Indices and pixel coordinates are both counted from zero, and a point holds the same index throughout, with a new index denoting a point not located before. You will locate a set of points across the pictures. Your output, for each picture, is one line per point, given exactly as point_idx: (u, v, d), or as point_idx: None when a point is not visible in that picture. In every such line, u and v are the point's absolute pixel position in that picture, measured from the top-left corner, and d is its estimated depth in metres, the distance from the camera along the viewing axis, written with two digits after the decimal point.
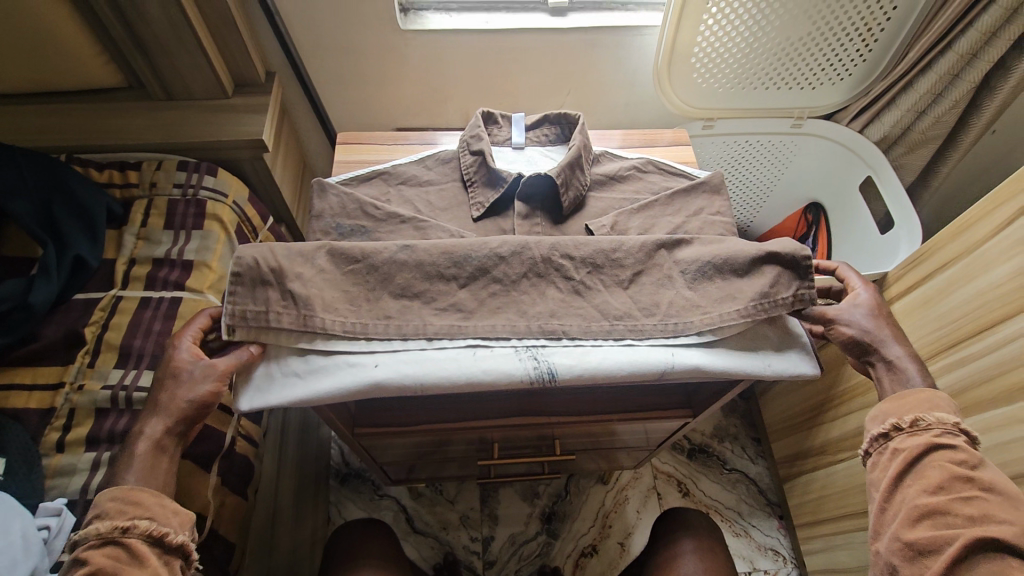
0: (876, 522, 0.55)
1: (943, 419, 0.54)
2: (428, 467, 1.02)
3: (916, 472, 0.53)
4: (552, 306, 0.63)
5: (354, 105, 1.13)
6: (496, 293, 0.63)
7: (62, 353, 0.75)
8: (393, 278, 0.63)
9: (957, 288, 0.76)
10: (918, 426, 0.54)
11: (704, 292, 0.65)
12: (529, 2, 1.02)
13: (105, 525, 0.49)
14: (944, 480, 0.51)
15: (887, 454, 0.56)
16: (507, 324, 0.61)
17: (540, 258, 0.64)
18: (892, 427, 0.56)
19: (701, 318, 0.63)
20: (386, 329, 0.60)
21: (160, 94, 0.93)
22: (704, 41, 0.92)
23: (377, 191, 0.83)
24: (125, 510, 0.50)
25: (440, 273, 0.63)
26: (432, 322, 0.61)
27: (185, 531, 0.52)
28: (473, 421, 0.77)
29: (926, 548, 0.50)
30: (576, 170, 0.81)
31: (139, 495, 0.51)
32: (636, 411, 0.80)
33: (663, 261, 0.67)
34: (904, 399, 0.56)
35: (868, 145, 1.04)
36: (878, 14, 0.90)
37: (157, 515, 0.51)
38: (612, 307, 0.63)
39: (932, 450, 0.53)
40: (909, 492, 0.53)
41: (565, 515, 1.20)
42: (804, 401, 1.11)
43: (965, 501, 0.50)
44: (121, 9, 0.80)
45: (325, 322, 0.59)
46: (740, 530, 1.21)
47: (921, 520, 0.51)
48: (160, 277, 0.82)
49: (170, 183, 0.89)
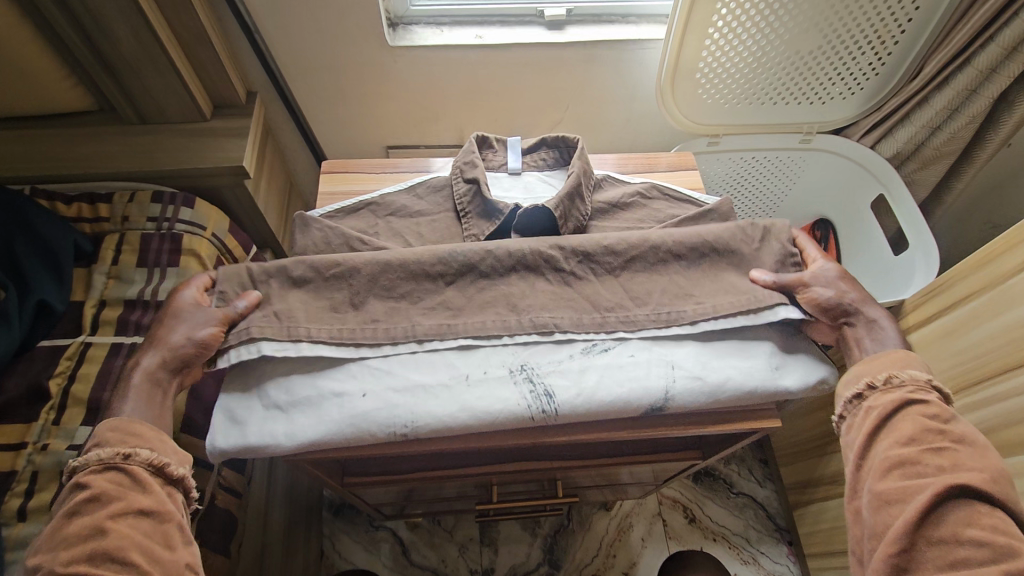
0: (853, 482, 0.50)
1: (917, 375, 0.51)
2: (423, 505, 0.98)
3: (889, 428, 0.49)
4: (542, 300, 0.60)
5: (342, 125, 1.08)
6: (484, 288, 0.61)
7: (24, 409, 0.69)
8: (377, 279, 0.60)
9: (982, 320, 0.71)
10: (892, 382, 0.51)
11: (697, 280, 0.62)
12: (526, 16, 0.97)
13: (106, 450, 0.47)
14: (915, 432, 0.47)
15: (861, 414, 0.52)
16: (498, 321, 0.58)
17: (530, 250, 0.62)
18: (867, 386, 0.52)
19: (694, 306, 0.60)
20: (374, 333, 0.57)
21: (133, 117, 0.88)
22: (710, 56, 0.87)
23: (363, 222, 0.78)
24: (125, 439, 0.48)
25: (426, 272, 0.61)
26: (421, 322, 0.58)
27: (185, 466, 0.50)
28: (471, 468, 0.72)
29: (894, 497, 0.45)
30: (576, 200, 0.77)
31: (140, 427, 0.50)
32: (643, 454, 0.75)
33: (659, 239, 0.63)
34: (877, 360, 0.54)
35: (880, 161, 0.99)
36: (892, 26, 0.85)
37: (158, 447, 0.49)
38: (604, 298, 0.60)
39: (906, 405, 0.49)
40: (882, 445, 0.49)
41: (568, 546, 1.15)
42: (812, 428, 1.06)
43: (936, 452, 0.46)
44: (86, 29, 0.75)
45: (310, 331, 0.57)
46: (747, 557, 1.16)
47: (892, 471, 0.46)
48: (133, 320, 0.77)
49: (144, 216, 0.84)
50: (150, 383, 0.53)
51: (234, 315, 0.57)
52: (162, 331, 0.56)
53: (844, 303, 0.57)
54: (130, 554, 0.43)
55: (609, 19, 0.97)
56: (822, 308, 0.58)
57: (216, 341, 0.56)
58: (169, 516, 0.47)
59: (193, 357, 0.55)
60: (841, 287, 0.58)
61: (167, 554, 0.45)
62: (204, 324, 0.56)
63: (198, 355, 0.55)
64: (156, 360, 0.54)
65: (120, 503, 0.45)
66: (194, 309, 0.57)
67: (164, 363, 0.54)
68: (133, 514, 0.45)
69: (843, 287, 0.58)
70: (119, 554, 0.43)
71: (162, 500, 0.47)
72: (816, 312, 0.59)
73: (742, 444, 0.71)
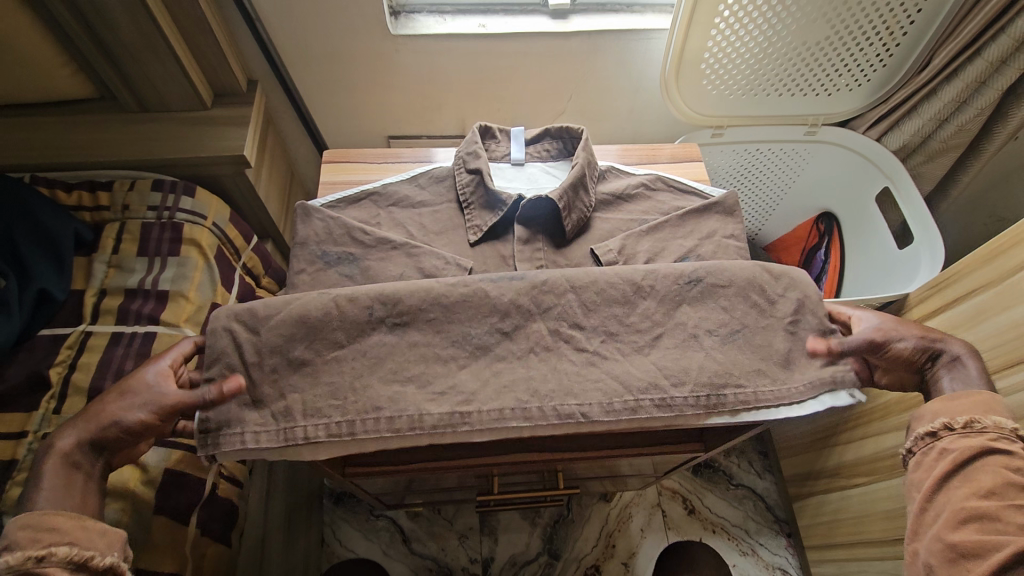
0: (916, 524, 0.48)
1: (1002, 422, 0.47)
2: (423, 495, 0.98)
3: (964, 475, 0.46)
4: (566, 382, 0.57)
5: (344, 116, 1.07)
6: (502, 372, 0.57)
7: (24, 399, 0.69)
8: (383, 362, 0.57)
9: (987, 317, 0.71)
10: (973, 427, 0.47)
11: (736, 356, 0.59)
12: (529, 5, 0.96)
13: (15, 555, 0.42)
14: (997, 485, 0.44)
15: (933, 453, 0.49)
16: (518, 408, 0.55)
17: (547, 331, 0.58)
18: (943, 426, 0.49)
19: (734, 392, 0.57)
20: (375, 425, 0.54)
21: (133, 105, 0.87)
22: (716, 46, 0.86)
23: (365, 213, 0.78)
24: (37, 537, 0.43)
25: (438, 356, 0.57)
26: (429, 412, 0.55)
27: (113, 552, 0.45)
28: (472, 458, 0.72)
29: (972, 552, 0.42)
30: (579, 190, 0.77)
31: (55, 519, 0.44)
32: (647, 444, 0.75)
33: (685, 318, 0.60)
34: (957, 399, 0.50)
35: (885, 153, 0.98)
36: (901, 17, 0.84)
37: (79, 538, 0.44)
38: (634, 378, 0.57)
39: (986, 453, 0.46)
40: (957, 494, 0.45)
41: (567, 535, 1.15)
42: (814, 421, 1.06)
43: (1018, 511, 0.43)
44: (83, 12, 0.73)
45: (307, 431, 0.54)
46: (747, 549, 1.17)
47: (969, 523, 0.44)
48: (133, 310, 0.76)
49: (144, 205, 0.83)
50: (66, 464, 0.48)
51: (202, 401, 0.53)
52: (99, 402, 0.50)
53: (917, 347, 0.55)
54: None
55: (614, 8, 0.97)
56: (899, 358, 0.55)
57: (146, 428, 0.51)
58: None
59: (118, 440, 0.50)
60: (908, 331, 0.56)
61: None
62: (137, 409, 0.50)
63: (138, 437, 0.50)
64: (76, 438, 0.49)
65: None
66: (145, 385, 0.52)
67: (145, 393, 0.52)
68: None
69: (916, 331, 0.56)
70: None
71: None
72: (893, 362, 0.56)
73: (743, 435, 0.72)
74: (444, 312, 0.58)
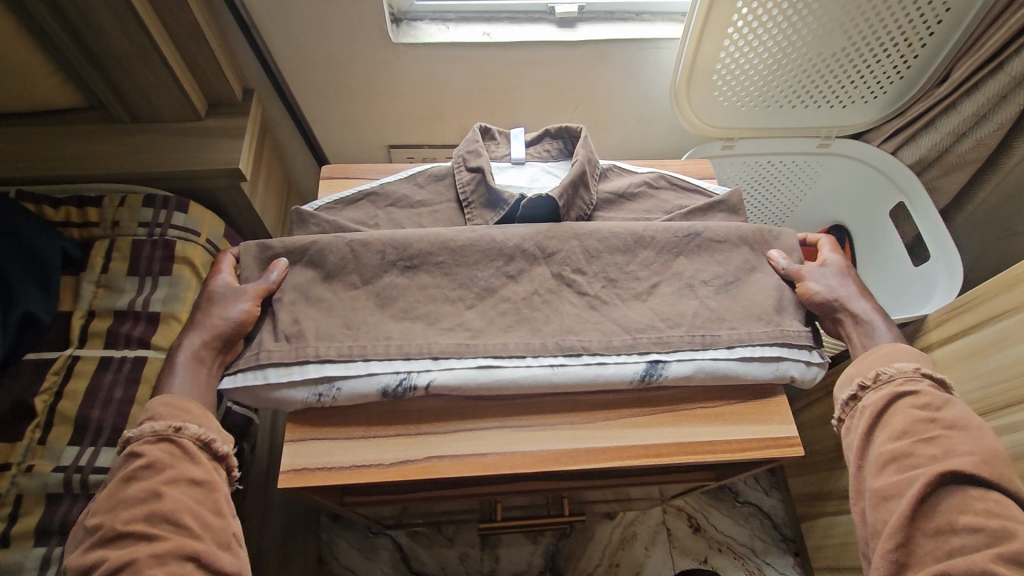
0: (857, 485, 0.53)
1: (904, 367, 0.55)
2: (422, 517, 0.94)
3: (882, 424, 0.53)
4: (568, 322, 0.62)
5: (343, 125, 1.04)
6: (506, 312, 0.63)
7: (11, 426, 0.68)
8: (395, 299, 0.63)
9: (1011, 344, 0.67)
10: (881, 379, 0.55)
11: (728, 303, 0.64)
12: (535, 13, 0.94)
13: (160, 423, 0.53)
14: (907, 425, 0.51)
15: (857, 414, 0.56)
16: (520, 342, 0.60)
17: (550, 274, 0.65)
18: (859, 386, 0.57)
19: (728, 331, 0.62)
20: (385, 349, 0.59)
21: (123, 117, 0.85)
22: (728, 57, 0.83)
23: (363, 213, 0.76)
24: (177, 413, 0.54)
25: (446, 296, 0.63)
26: (438, 341, 0.60)
27: (229, 444, 0.55)
28: (475, 485, 0.71)
29: (891, 494, 0.49)
30: (580, 188, 0.75)
31: (187, 405, 0.55)
32: (652, 475, 0.75)
33: (681, 268, 0.66)
34: (865, 360, 0.58)
35: (909, 174, 0.95)
36: (920, 28, 0.82)
37: (204, 422, 0.55)
38: (633, 319, 0.63)
39: (896, 399, 0.53)
40: (878, 442, 0.52)
41: (571, 554, 1.13)
42: (820, 441, 1.03)
43: (928, 442, 0.50)
44: (66, 16, 0.70)
45: (319, 350, 0.59)
46: (753, 568, 1.14)
47: (888, 466, 0.50)
48: (122, 333, 0.74)
49: (135, 221, 0.81)
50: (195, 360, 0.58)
51: (268, 287, 0.62)
52: (201, 310, 0.62)
53: (834, 300, 0.63)
54: (184, 517, 0.49)
55: (623, 16, 0.94)
56: (813, 304, 0.63)
57: (251, 315, 0.61)
58: (217, 486, 0.52)
59: (235, 333, 0.60)
60: (834, 284, 0.64)
61: (217, 522, 0.50)
62: (238, 301, 0.61)
63: (241, 329, 0.60)
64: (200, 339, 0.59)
65: (174, 470, 0.51)
66: (226, 289, 0.63)
67: (208, 342, 0.59)
68: (185, 484, 0.50)
69: (836, 285, 0.64)
70: (174, 515, 0.48)
71: (211, 473, 0.52)
72: (810, 305, 0.64)
73: (754, 468, 0.70)
74: (453, 256, 0.65)
